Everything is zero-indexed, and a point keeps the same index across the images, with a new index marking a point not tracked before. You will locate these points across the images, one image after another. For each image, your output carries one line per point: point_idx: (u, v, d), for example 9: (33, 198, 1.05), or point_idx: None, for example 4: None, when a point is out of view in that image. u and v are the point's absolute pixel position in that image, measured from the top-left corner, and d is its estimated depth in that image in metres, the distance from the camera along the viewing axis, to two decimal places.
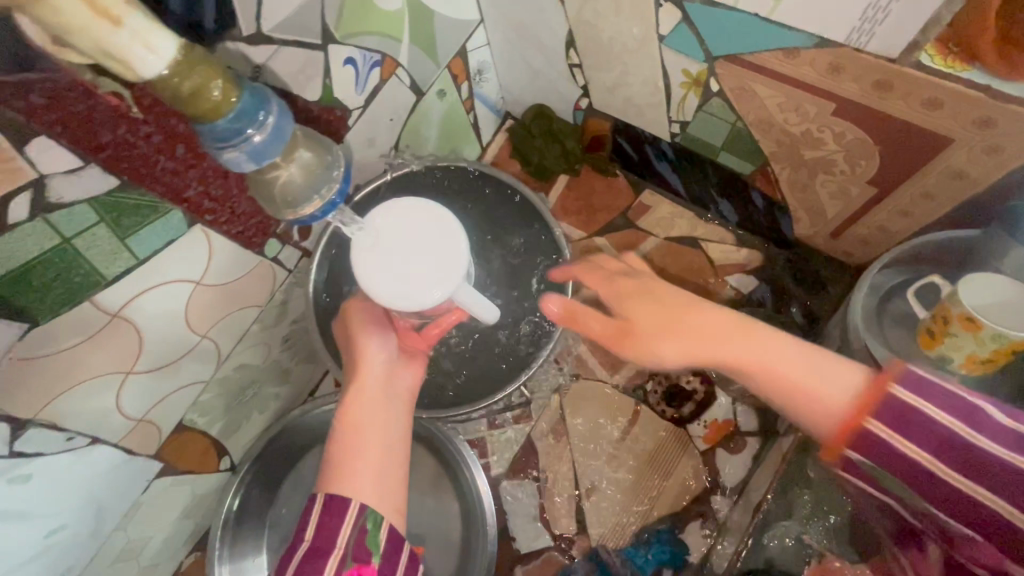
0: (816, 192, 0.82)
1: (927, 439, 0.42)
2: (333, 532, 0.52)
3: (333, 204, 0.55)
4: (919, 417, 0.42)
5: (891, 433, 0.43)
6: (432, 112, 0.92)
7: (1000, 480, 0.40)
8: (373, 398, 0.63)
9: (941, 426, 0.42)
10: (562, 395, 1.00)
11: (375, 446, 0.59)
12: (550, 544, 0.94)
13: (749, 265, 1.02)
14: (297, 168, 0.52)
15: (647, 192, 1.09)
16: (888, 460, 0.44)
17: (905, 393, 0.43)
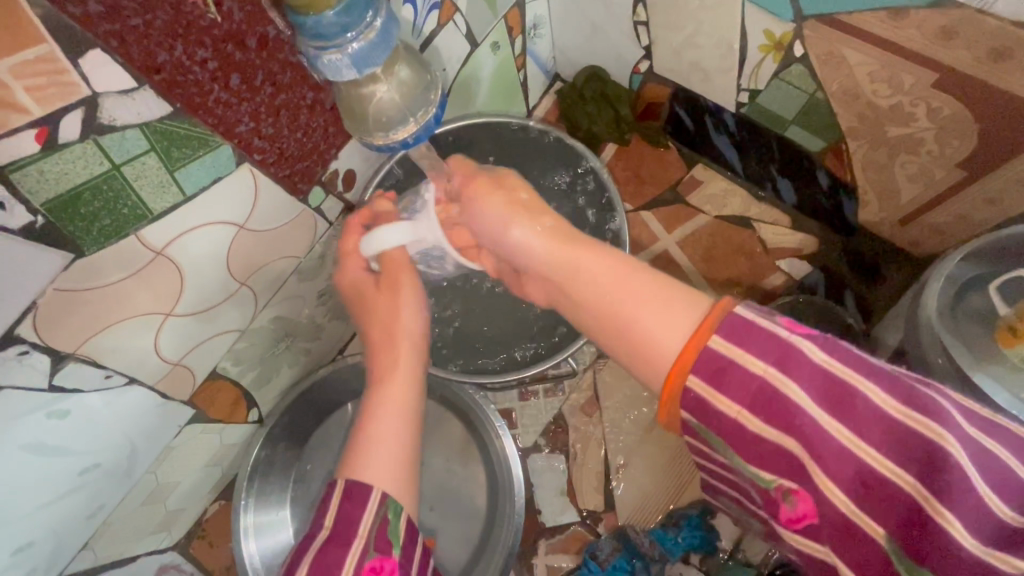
0: (893, 173, 0.77)
1: (819, 388, 0.40)
2: (354, 520, 0.50)
3: (429, 128, 0.54)
4: (802, 362, 0.41)
5: (742, 411, 0.42)
6: (485, 66, 0.87)
7: (893, 433, 0.38)
8: (395, 381, 0.63)
9: (802, 410, 0.40)
10: (596, 371, 0.97)
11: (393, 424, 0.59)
12: (576, 519, 0.92)
13: (803, 250, 0.97)
14: (394, 85, 0.51)
15: (699, 166, 1.03)
16: (730, 436, 0.44)
17: (772, 369, 0.41)
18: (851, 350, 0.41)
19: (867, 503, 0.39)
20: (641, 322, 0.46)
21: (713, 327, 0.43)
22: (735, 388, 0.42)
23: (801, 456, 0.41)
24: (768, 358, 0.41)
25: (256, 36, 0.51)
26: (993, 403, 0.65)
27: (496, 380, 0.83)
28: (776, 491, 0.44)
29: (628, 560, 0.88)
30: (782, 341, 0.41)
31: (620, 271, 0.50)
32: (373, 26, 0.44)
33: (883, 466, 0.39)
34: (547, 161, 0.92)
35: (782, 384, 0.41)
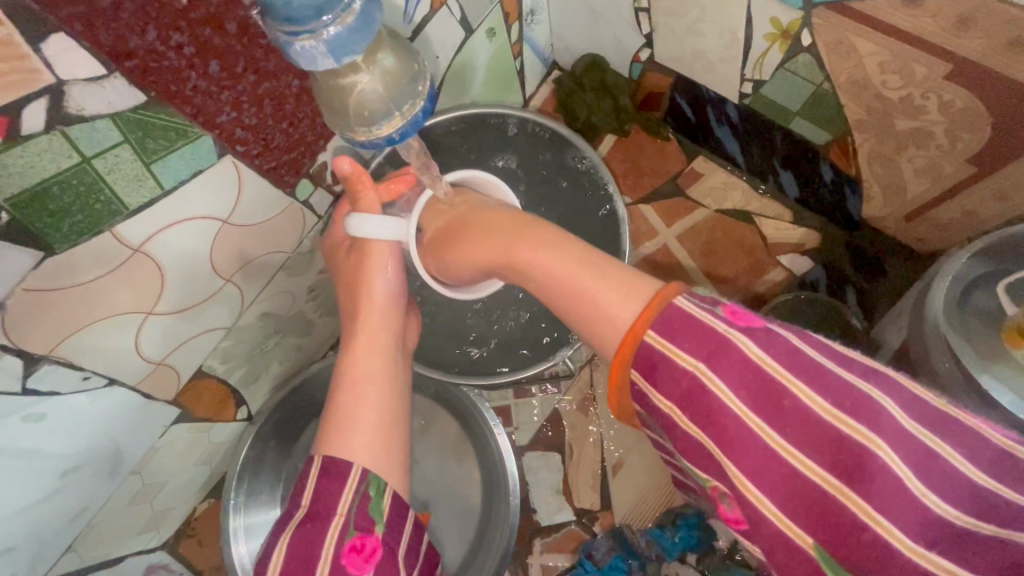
0: (900, 167, 0.75)
1: (745, 384, 0.39)
2: (333, 498, 0.51)
3: (415, 124, 0.49)
4: (732, 356, 0.39)
5: (671, 407, 0.41)
6: (480, 53, 0.84)
7: (820, 431, 0.37)
8: (375, 351, 0.63)
9: (729, 407, 0.39)
10: (594, 368, 0.96)
11: (373, 395, 0.59)
12: (572, 518, 0.91)
13: (805, 245, 0.95)
14: (378, 75, 0.47)
15: (700, 158, 1.01)
16: (666, 432, 0.42)
17: (701, 364, 0.39)
18: (788, 346, 0.39)
19: (797, 509, 0.37)
20: (592, 285, 0.45)
21: (652, 316, 0.41)
22: (666, 383, 0.40)
23: (726, 455, 0.39)
24: (698, 353, 0.39)
25: (236, 20, 0.48)
26: (999, 405, 0.64)
27: (491, 380, 0.81)
28: (713, 491, 0.42)
29: (623, 560, 0.88)
30: (714, 334, 0.40)
31: (573, 257, 0.48)
32: (351, 8, 0.39)
33: (811, 470, 0.37)
34: (544, 153, 0.89)
35: (709, 379, 0.39)
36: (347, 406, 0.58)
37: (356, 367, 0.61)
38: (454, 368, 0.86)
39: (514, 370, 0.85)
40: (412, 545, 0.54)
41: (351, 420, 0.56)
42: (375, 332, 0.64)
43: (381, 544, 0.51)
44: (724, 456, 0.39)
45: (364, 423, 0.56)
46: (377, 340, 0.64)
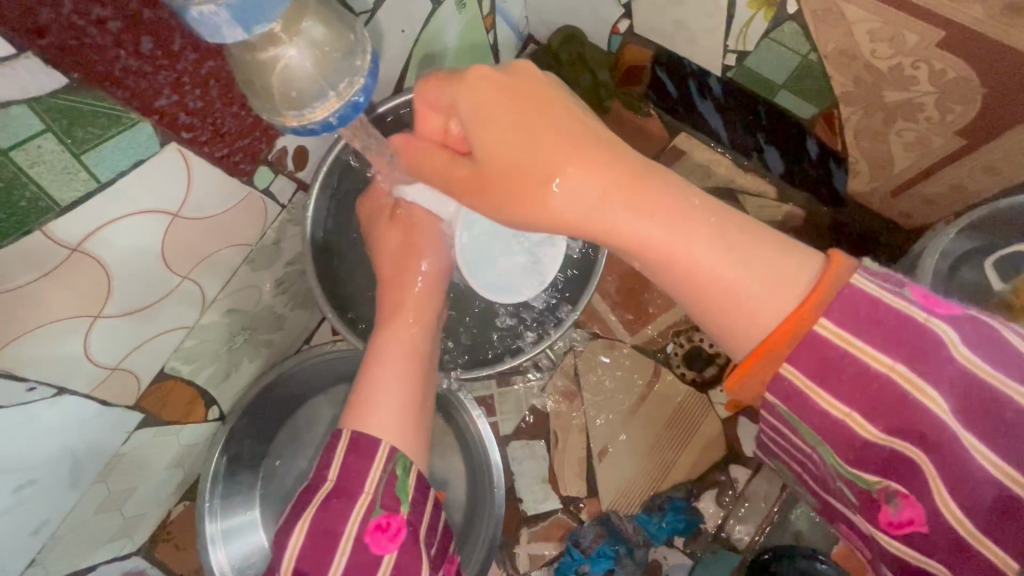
0: (888, 142, 0.72)
1: (951, 391, 0.36)
2: (360, 475, 0.50)
3: (356, 106, 0.45)
4: (941, 359, 0.36)
5: (850, 412, 0.39)
6: (449, 26, 0.79)
7: None
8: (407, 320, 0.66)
9: (934, 414, 0.36)
10: (577, 354, 0.93)
11: (402, 368, 0.61)
12: (558, 506, 0.90)
13: (789, 223, 0.93)
14: (306, 49, 0.41)
15: (682, 135, 0.98)
16: (832, 436, 0.40)
17: (898, 365, 0.37)
18: (1002, 348, 0.36)
19: (1001, 525, 0.36)
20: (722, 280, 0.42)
21: (826, 303, 0.39)
22: (849, 386, 0.38)
23: (927, 468, 0.37)
24: (898, 355, 0.37)
25: None
26: None
27: (469, 374, 0.78)
28: (877, 492, 0.40)
29: (611, 546, 0.87)
30: (912, 330, 0.37)
31: (696, 227, 0.43)
32: None
33: (1020, 488, 0.36)
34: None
35: (910, 383, 0.37)
36: (382, 368, 0.60)
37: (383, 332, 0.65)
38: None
39: (494, 362, 0.82)
40: (432, 523, 0.52)
41: (382, 383, 0.59)
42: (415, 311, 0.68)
43: (406, 523, 0.49)
44: (931, 471, 0.37)
45: (392, 391, 0.58)
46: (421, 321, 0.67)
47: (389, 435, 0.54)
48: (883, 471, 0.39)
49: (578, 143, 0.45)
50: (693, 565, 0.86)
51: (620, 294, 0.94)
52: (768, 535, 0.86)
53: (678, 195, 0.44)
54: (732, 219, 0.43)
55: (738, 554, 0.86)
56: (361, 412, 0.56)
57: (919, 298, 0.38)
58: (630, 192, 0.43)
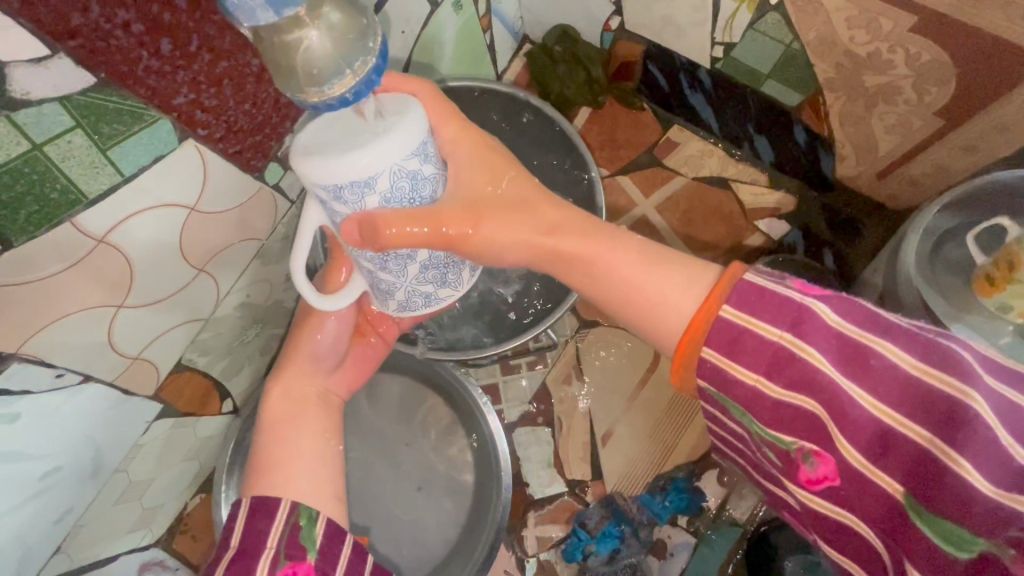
0: (870, 126, 0.75)
1: (827, 347, 0.41)
2: (263, 532, 0.49)
3: (372, 83, 0.44)
4: (815, 322, 0.42)
5: (758, 375, 0.44)
6: (446, 27, 0.83)
7: (911, 393, 0.39)
8: (303, 382, 0.64)
9: (820, 372, 0.41)
10: (578, 341, 0.97)
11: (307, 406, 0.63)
12: (564, 489, 0.92)
13: (781, 210, 0.96)
14: (325, 32, 0.42)
15: (675, 128, 1.01)
16: (752, 404, 0.45)
17: (786, 335, 0.42)
18: (868, 312, 0.42)
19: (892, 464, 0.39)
20: (651, 287, 0.51)
21: (726, 292, 0.46)
22: (750, 357, 0.43)
23: (822, 417, 0.42)
24: (782, 323, 0.43)
25: None
26: None
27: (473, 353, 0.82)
28: (796, 453, 0.44)
29: (616, 527, 0.88)
30: (794, 305, 0.43)
31: (635, 259, 0.53)
32: None
33: (898, 421, 0.39)
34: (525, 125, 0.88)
35: (797, 346, 0.42)
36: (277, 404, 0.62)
37: (277, 405, 0.61)
38: (438, 346, 0.86)
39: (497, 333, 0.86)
40: (353, 568, 0.50)
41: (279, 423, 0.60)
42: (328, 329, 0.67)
43: (315, 570, 0.48)
44: (829, 420, 0.41)
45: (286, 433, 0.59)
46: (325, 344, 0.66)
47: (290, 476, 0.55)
48: (786, 426, 0.44)
49: (531, 197, 0.57)
50: (696, 544, 0.88)
51: None
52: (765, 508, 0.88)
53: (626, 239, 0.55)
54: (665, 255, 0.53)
55: (739, 530, 0.87)
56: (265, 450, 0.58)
57: (801, 284, 0.44)
58: (589, 227, 0.56)
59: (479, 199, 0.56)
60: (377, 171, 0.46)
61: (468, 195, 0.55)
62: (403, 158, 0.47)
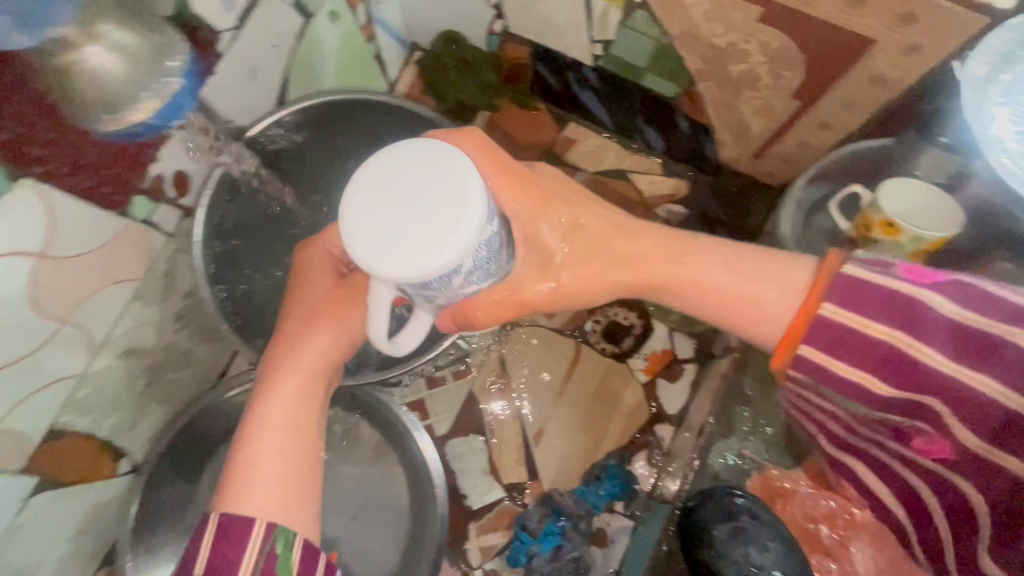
0: (741, 111, 0.81)
1: (945, 341, 0.41)
2: (233, 559, 0.46)
3: (179, 108, 0.48)
4: (929, 315, 0.42)
5: (865, 373, 0.44)
6: (324, 39, 0.82)
7: (1012, 368, 0.39)
8: (293, 391, 0.57)
9: (930, 364, 0.42)
10: (500, 344, 0.97)
11: (298, 407, 0.57)
12: (503, 494, 0.92)
13: (676, 196, 1.01)
14: (107, 54, 0.43)
15: (572, 125, 1.04)
16: (850, 395, 0.46)
17: (896, 332, 0.43)
18: (985, 293, 0.41)
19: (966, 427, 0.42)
20: (754, 290, 0.51)
21: (825, 291, 0.46)
22: (857, 354, 0.44)
23: (929, 404, 0.43)
24: (894, 321, 0.43)
25: None
26: None
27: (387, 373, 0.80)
28: (907, 427, 0.46)
29: (557, 523, 0.88)
30: (900, 299, 0.43)
31: (719, 264, 0.53)
32: None
33: (1005, 397, 0.40)
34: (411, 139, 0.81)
35: (915, 347, 0.42)
36: (260, 414, 0.55)
37: (262, 411, 0.56)
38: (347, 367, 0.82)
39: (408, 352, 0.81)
40: None
41: (256, 437, 0.54)
42: (316, 333, 0.58)
43: None
44: (929, 403, 0.43)
45: (262, 454, 0.53)
46: (323, 348, 0.59)
47: (263, 507, 0.50)
48: (885, 407, 0.45)
49: (607, 236, 0.56)
50: (636, 526, 0.89)
51: None
52: (692, 484, 0.84)
53: (704, 245, 0.54)
54: (760, 253, 0.52)
55: (668, 508, 0.85)
56: (235, 476, 0.52)
57: (908, 268, 0.45)
58: (678, 247, 0.54)
59: (548, 254, 0.54)
60: (461, 258, 0.42)
61: (537, 257, 0.54)
62: (482, 231, 0.43)
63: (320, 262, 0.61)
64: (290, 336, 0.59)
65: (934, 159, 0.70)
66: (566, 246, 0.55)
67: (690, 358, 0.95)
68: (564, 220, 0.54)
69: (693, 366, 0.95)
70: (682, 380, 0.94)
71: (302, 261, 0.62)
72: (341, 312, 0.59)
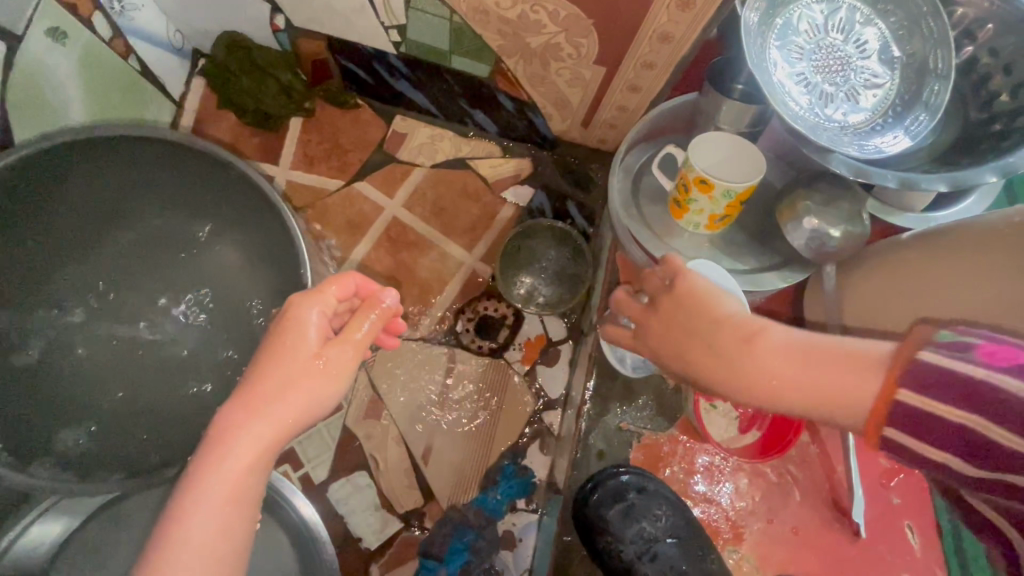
0: (555, 83, 0.77)
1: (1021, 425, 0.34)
2: None
3: None
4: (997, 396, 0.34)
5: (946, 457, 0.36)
6: (54, 66, 0.70)
7: None
8: (251, 456, 0.46)
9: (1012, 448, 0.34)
10: (368, 368, 0.90)
11: (245, 480, 0.46)
12: (400, 526, 0.86)
13: (521, 175, 0.97)
14: None
15: (398, 119, 0.96)
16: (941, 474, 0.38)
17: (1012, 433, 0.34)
18: None
19: (983, 460, 0.36)
20: (814, 405, 0.40)
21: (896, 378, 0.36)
22: (938, 439, 0.36)
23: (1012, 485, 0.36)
24: (964, 404, 0.35)
25: None
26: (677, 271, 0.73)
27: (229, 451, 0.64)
28: None
29: (461, 539, 0.85)
30: (965, 378, 0.35)
31: (791, 383, 0.41)
32: None
33: None
34: (175, 172, 0.66)
35: (989, 427, 0.35)
36: (201, 489, 0.45)
37: (202, 470, 0.45)
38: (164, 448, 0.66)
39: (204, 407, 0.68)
40: None
41: (191, 510, 0.45)
42: (290, 400, 0.47)
43: None
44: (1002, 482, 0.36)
45: (199, 528, 0.45)
46: (299, 414, 0.48)
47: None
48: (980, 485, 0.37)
49: (687, 323, 0.47)
50: (540, 518, 0.87)
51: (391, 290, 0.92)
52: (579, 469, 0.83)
53: (763, 358, 0.43)
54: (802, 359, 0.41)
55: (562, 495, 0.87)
56: (159, 556, 0.44)
57: (987, 348, 0.35)
58: (751, 350, 0.43)
59: (730, 375, 0.44)
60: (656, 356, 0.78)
61: (668, 367, 0.50)
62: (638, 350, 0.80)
63: (314, 308, 0.51)
64: (257, 394, 0.47)
65: (732, 113, 0.68)
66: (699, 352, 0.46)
67: (564, 337, 0.93)
68: (702, 342, 0.46)
69: (569, 345, 0.93)
70: (559, 362, 0.92)
71: (285, 321, 0.50)
72: (325, 389, 0.49)
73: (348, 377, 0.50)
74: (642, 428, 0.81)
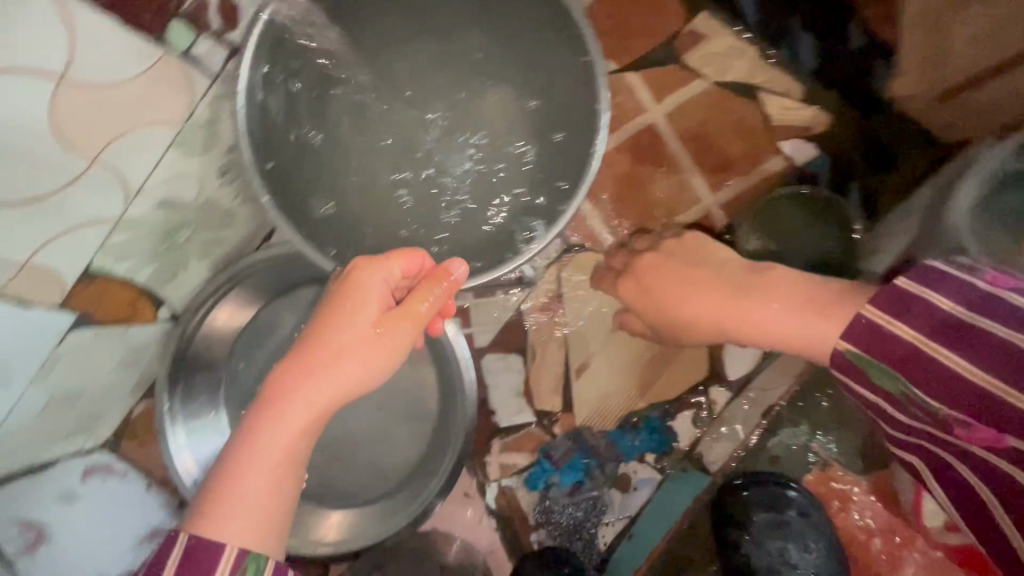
0: (955, 36, 0.60)
1: (922, 322, 0.47)
2: None
3: None
4: (919, 301, 0.48)
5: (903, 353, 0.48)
6: None
7: (1010, 366, 0.43)
8: (307, 418, 0.49)
9: (921, 349, 0.47)
10: (562, 266, 0.87)
11: (299, 440, 0.49)
12: (532, 420, 0.88)
13: (812, 129, 0.83)
14: None
15: (705, 15, 0.81)
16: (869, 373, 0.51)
17: (925, 339, 0.47)
18: (994, 300, 0.45)
19: (889, 354, 0.48)
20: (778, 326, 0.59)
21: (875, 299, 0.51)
22: (856, 329, 0.51)
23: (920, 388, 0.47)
24: (891, 309, 0.49)
25: None
26: None
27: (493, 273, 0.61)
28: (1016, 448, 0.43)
29: (582, 459, 0.86)
30: (911, 292, 0.48)
31: (774, 310, 0.60)
32: None
33: (966, 369, 0.44)
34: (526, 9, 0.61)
35: (921, 342, 0.47)
36: (262, 437, 0.48)
37: (261, 431, 0.48)
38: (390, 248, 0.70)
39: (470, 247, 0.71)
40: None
41: (248, 465, 0.47)
42: (353, 364, 0.51)
43: None
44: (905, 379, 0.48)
45: (255, 483, 0.47)
46: (358, 379, 0.51)
47: (245, 539, 0.46)
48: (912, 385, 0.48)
49: (722, 283, 0.67)
50: (661, 480, 0.85)
51: (616, 199, 0.86)
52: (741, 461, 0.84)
53: (771, 295, 0.62)
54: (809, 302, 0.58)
55: (709, 477, 0.84)
56: (219, 498, 0.46)
57: (992, 276, 0.47)
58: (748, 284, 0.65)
59: (726, 314, 0.64)
60: None
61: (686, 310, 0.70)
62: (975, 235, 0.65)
63: (378, 280, 0.53)
64: (312, 362, 0.50)
65: None
66: (710, 313, 0.66)
67: None
68: (725, 297, 0.65)
69: None
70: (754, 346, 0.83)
71: (350, 283, 0.53)
72: (385, 358, 0.52)
73: (402, 351, 0.54)
74: (833, 459, 0.81)
